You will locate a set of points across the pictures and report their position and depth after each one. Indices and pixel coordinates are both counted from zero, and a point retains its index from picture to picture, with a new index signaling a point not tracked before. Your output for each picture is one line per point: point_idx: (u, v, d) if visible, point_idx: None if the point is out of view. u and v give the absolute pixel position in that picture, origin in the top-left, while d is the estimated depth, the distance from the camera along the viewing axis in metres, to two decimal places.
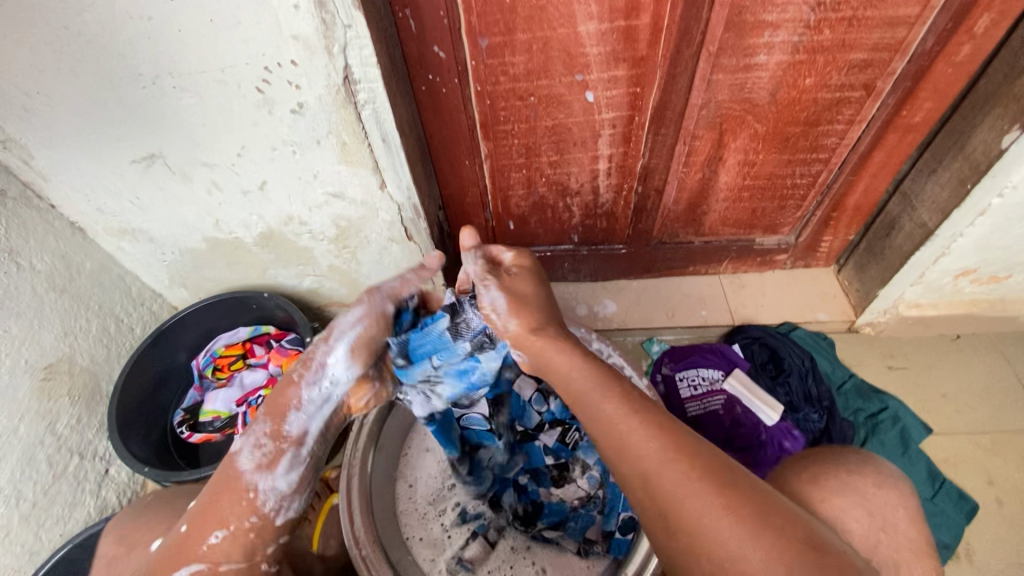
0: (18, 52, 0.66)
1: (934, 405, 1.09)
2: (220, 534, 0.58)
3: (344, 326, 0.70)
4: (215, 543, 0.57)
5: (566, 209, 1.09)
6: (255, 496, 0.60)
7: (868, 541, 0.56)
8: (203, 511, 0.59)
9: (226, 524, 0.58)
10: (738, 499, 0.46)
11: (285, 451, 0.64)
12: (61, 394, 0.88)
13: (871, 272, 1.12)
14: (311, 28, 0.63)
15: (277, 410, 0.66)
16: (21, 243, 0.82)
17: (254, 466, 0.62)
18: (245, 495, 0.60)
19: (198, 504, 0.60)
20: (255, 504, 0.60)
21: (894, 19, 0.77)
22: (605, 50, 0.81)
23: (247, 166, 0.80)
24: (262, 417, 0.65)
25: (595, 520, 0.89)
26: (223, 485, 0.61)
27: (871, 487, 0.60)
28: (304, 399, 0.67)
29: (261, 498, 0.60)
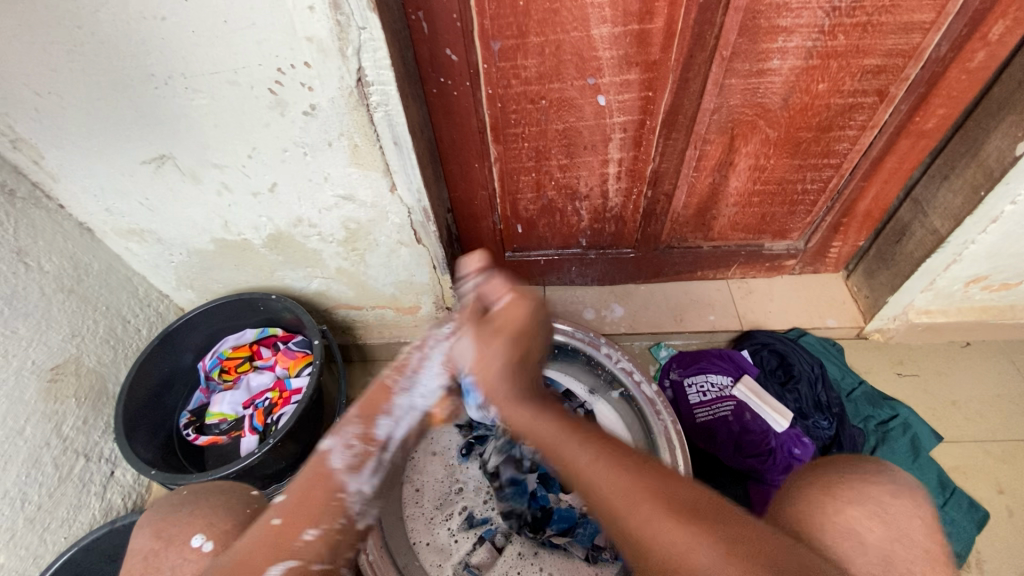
0: (32, 51, 0.65)
1: (944, 413, 1.09)
2: (314, 531, 0.50)
3: (440, 335, 0.69)
4: (309, 540, 0.50)
5: (575, 212, 1.09)
6: (344, 499, 0.54)
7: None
8: (295, 505, 0.52)
9: (320, 522, 0.51)
10: (679, 505, 0.42)
11: (371, 454, 0.59)
12: (67, 395, 0.88)
13: (881, 278, 1.11)
14: (325, 29, 0.63)
15: (368, 413, 0.62)
16: (30, 243, 0.82)
17: (344, 464, 0.56)
18: (335, 496, 0.54)
19: (287, 497, 0.53)
20: (345, 506, 0.54)
21: (908, 25, 0.77)
22: (618, 54, 0.80)
23: (257, 168, 0.80)
24: (352, 419, 0.61)
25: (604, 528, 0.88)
26: (314, 480, 0.54)
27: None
28: (395, 407, 0.64)
29: (350, 501, 0.54)
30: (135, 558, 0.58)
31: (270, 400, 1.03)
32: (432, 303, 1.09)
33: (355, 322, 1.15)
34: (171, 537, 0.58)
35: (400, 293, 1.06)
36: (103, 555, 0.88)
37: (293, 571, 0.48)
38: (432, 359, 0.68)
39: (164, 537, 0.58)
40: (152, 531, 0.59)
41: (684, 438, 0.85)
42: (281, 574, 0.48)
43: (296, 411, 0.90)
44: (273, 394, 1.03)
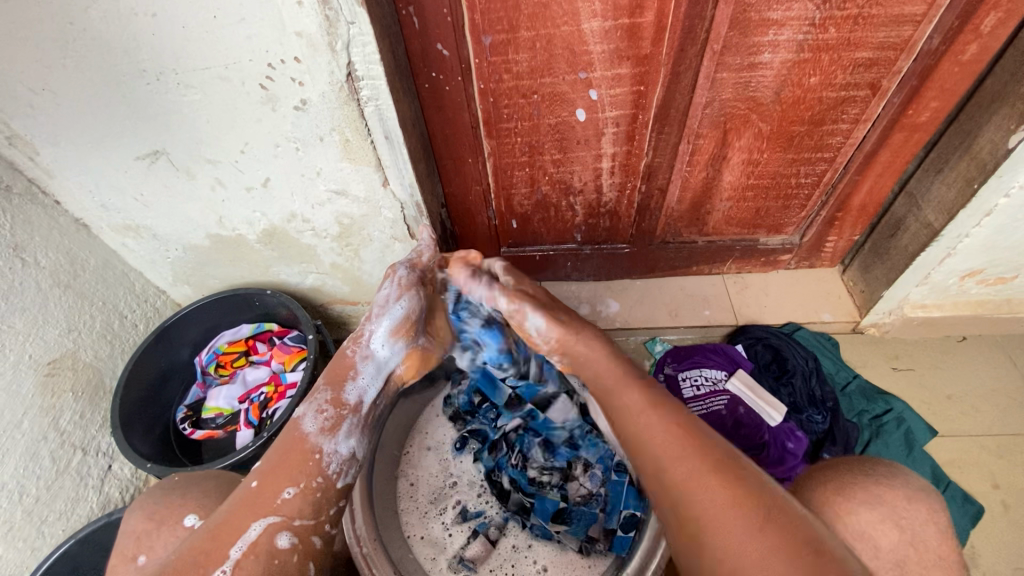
0: (24, 47, 0.66)
1: (939, 407, 1.09)
2: (292, 491, 0.60)
3: (381, 304, 0.74)
4: (288, 498, 0.60)
5: (569, 207, 1.09)
6: (320, 458, 0.64)
7: (879, 545, 0.55)
8: (274, 468, 0.62)
9: (298, 481, 0.61)
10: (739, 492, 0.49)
11: (344, 419, 0.69)
12: (64, 389, 0.89)
13: (876, 272, 1.11)
14: (315, 24, 0.63)
15: (336, 379, 0.72)
16: (26, 239, 0.82)
17: (319, 428, 0.66)
18: (313, 456, 0.64)
19: (265, 464, 0.63)
20: (321, 465, 0.64)
21: (899, 18, 0.77)
22: (609, 48, 0.81)
23: (251, 163, 0.81)
24: (324, 386, 0.71)
25: (595, 519, 0.88)
26: (292, 443, 0.64)
27: (887, 494, 0.58)
28: (360, 369, 0.73)
29: (325, 459, 0.64)
30: (129, 537, 0.64)
31: (265, 394, 1.03)
32: None
33: (351, 317, 1.15)
34: (162, 518, 0.64)
35: None
36: (100, 548, 0.88)
37: (275, 524, 0.57)
38: (378, 330, 0.74)
39: (155, 518, 0.64)
40: (143, 514, 0.65)
41: None
42: (263, 527, 0.57)
43: (291, 406, 0.91)
44: (268, 389, 1.04)
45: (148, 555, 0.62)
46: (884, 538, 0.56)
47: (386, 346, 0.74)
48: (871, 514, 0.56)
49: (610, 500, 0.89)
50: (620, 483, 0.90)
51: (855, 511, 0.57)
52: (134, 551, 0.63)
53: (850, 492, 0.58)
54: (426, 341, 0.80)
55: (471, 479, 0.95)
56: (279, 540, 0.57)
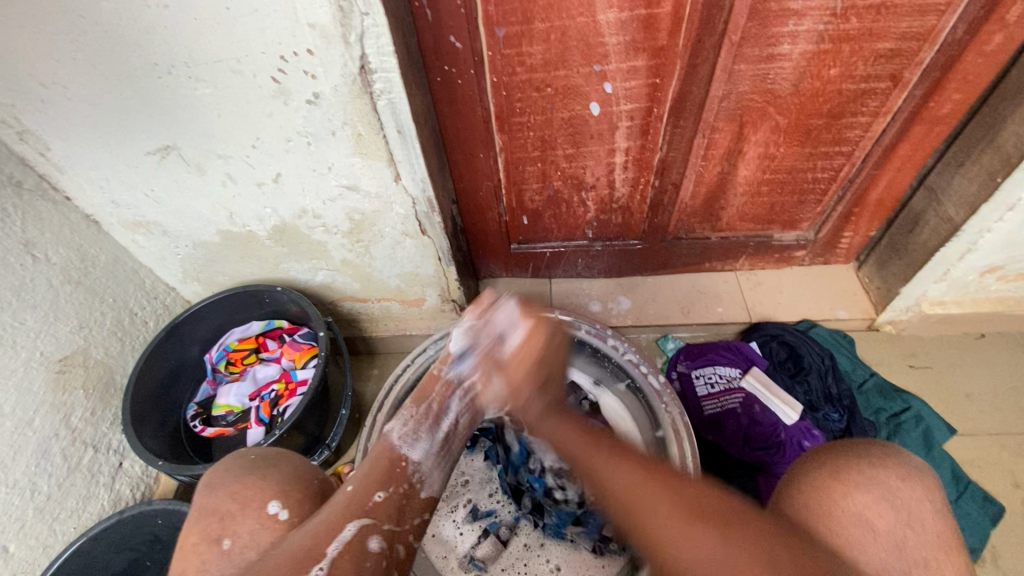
0: (34, 40, 0.65)
1: (958, 405, 1.07)
2: (383, 494, 0.55)
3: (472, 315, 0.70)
4: (380, 501, 0.54)
5: (581, 203, 1.08)
6: (407, 466, 0.57)
7: (875, 527, 0.50)
8: (366, 473, 0.57)
9: (389, 484, 0.55)
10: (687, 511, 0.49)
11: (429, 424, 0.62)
12: (75, 386, 0.88)
13: (893, 268, 1.09)
14: (328, 15, 0.62)
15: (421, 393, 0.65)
16: (37, 235, 0.82)
17: (401, 435, 0.60)
18: (398, 464, 0.57)
19: (358, 470, 0.58)
20: (407, 472, 0.57)
21: (924, 7, 0.75)
22: (624, 40, 0.79)
23: (262, 158, 0.80)
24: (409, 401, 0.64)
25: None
26: (380, 452, 0.59)
27: (880, 474, 0.52)
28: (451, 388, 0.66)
29: (413, 468, 0.58)
30: None
31: (276, 391, 1.03)
32: (437, 295, 1.08)
33: (361, 315, 1.14)
34: (245, 500, 0.58)
35: (405, 285, 1.05)
36: (112, 546, 0.88)
37: (367, 527, 0.51)
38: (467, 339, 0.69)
39: None
40: (225, 493, 0.59)
41: (693, 433, 0.83)
42: (357, 529, 0.51)
43: (302, 403, 0.90)
44: (279, 385, 1.03)
45: (234, 539, 0.56)
46: (880, 520, 0.50)
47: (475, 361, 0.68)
48: (863, 495, 0.51)
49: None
50: None
51: (851, 494, 0.51)
52: (216, 534, 0.57)
53: (844, 475, 0.52)
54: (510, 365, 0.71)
55: (483, 478, 0.94)
56: (370, 543, 0.51)
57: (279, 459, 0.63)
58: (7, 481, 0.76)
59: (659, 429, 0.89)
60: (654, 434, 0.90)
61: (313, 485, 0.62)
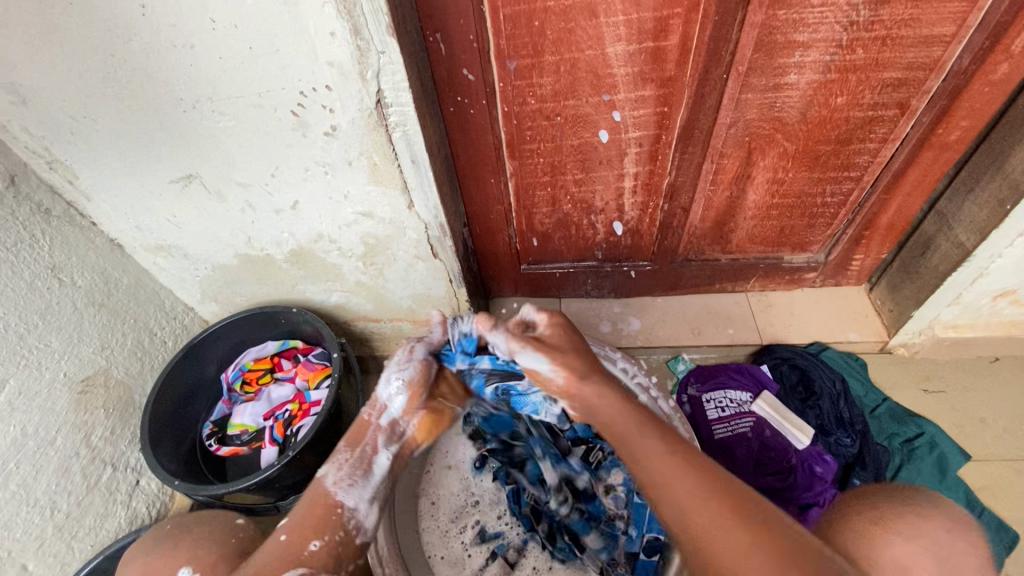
0: (68, 78, 0.69)
1: (973, 430, 1.05)
2: (317, 543, 0.61)
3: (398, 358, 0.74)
4: (315, 549, 0.61)
5: (591, 226, 1.09)
6: (342, 513, 0.65)
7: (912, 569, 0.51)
8: (299, 521, 0.63)
9: (323, 534, 0.62)
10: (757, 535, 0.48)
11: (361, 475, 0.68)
12: (96, 406, 0.91)
13: (905, 292, 1.09)
14: (346, 54, 0.65)
15: (355, 433, 0.72)
16: (64, 259, 0.85)
17: (337, 485, 0.66)
18: (335, 511, 0.64)
19: (291, 518, 0.63)
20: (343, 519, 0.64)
21: (929, 38, 0.76)
22: (633, 71, 0.81)
23: (280, 186, 0.82)
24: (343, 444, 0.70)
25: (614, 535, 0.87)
26: (313, 500, 0.65)
27: (927, 525, 0.54)
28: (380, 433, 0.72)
29: (347, 515, 0.65)
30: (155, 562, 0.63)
31: (290, 412, 1.04)
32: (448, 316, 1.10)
33: (372, 334, 1.16)
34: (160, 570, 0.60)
35: (417, 306, 1.07)
36: None
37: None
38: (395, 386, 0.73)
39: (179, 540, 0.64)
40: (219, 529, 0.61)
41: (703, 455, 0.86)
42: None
43: (316, 423, 0.92)
44: (294, 406, 1.05)
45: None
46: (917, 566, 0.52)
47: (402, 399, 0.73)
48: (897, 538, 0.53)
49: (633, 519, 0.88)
50: (641, 505, 0.89)
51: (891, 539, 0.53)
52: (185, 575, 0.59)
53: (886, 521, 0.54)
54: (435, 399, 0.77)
55: (493, 499, 0.95)
56: None
57: (194, 523, 0.66)
58: (29, 500, 0.78)
59: None
60: None
61: (230, 544, 0.63)
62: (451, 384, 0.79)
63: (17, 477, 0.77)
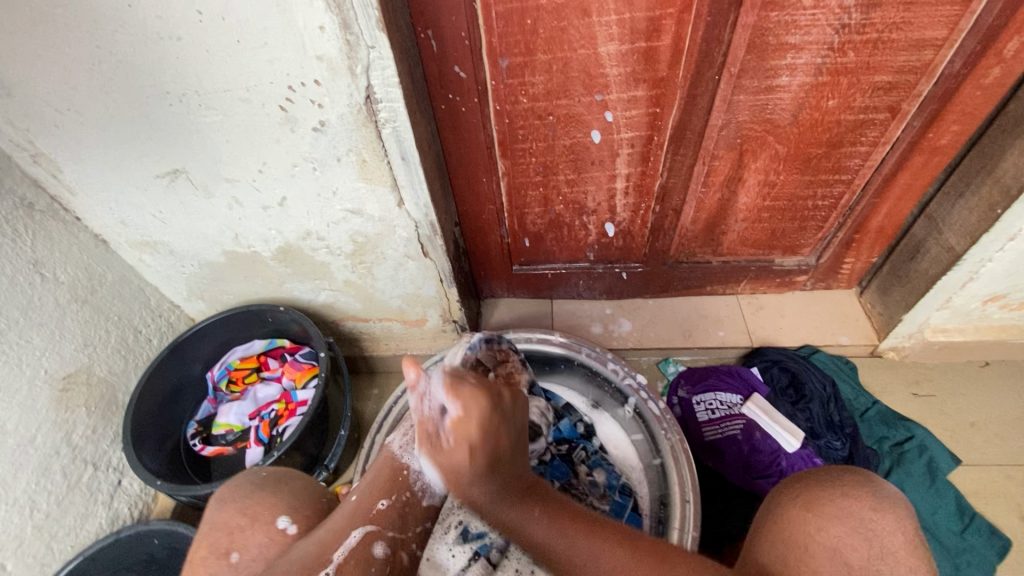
0: (51, 69, 0.67)
1: (962, 435, 1.06)
2: (386, 502, 0.61)
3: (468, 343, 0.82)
4: (383, 509, 0.60)
5: (583, 226, 1.09)
6: (410, 475, 0.63)
7: (848, 560, 0.49)
8: (369, 486, 0.63)
9: (392, 493, 0.62)
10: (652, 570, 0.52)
11: None
12: (78, 404, 0.89)
13: (895, 295, 1.09)
14: (335, 48, 0.64)
15: (425, 406, 0.75)
16: (46, 254, 0.84)
17: (404, 443, 0.68)
18: (401, 473, 0.64)
19: (363, 484, 0.64)
20: (409, 479, 0.63)
21: (920, 42, 0.76)
22: (625, 71, 0.81)
23: (268, 182, 0.81)
24: (414, 415, 0.73)
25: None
26: (383, 463, 0.65)
27: (851, 505, 0.52)
28: None
29: (414, 477, 0.63)
30: None
31: (276, 411, 1.03)
32: (439, 315, 1.09)
33: (362, 334, 1.15)
34: (255, 515, 0.62)
35: (407, 305, 1.06)
36: (108, 564, 0.89)
37: (372, 531, 0.57)
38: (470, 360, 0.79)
39: None
40: (237, 508, 0.63)
41: (693, 460, 0.84)
42: (362, 535, 0.56)
43: (302, 424, 0.91)
44: (279, 406, 1.04)
45: (241, 553, 0.59)
46: (852, 551, 0.49)
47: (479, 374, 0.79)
48: (835, 527, 0.50)
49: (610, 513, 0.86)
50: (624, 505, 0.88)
51: (823, 526, 0.50)
52: (227, 546, 0.60)
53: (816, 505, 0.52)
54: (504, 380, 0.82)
55: None
56: (375, 549, 0.56)
57: (288, 477, 0.68)
58: (7, 499, 0.77)
59: (657, 457, 0.90)
60: (650, 462, 0.91)
61: (321, 502, 0.66)
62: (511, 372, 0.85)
63: None
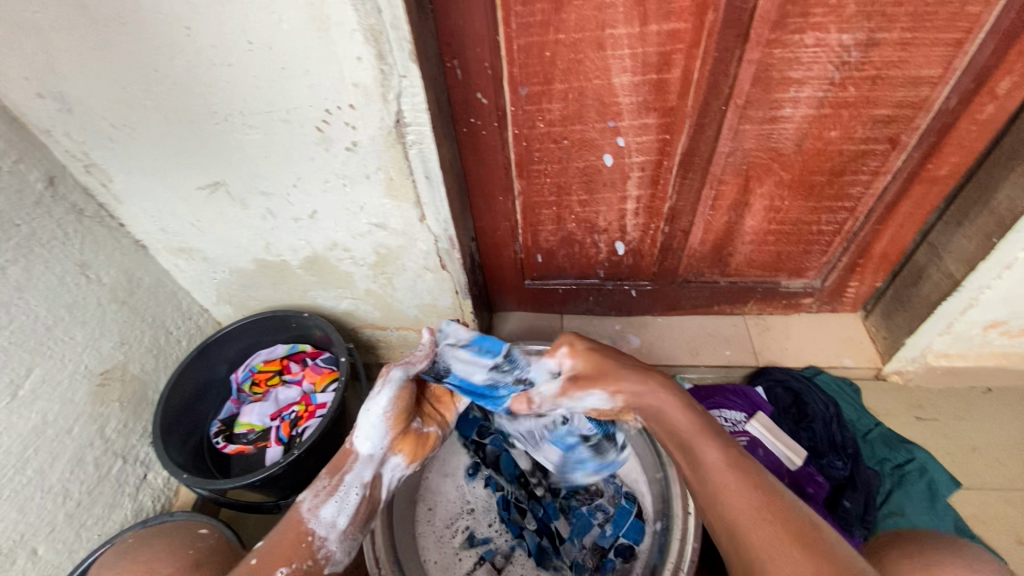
0: (112, 91, 0.74)
1: (964, 459, 1.07)
2: (284, 571, 0.63)
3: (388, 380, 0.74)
4: None
5: (594, 244, 1.13)
6: (313, 541, 0.67)
7: None
8: (271, 546, 0.65)
9: (292, 560, 0.64)
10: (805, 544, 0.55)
11: (339, 491, 0.72)
12: (112, 400, 0.95)
13: (898, 320, 1.12)
14: (370, 77, 0.70)
15: (337, 464, 0.74)
16: (92, 257, 0.90)
17: (310, 507, 0.69)
18: (303, 540, 0.67)
19: (265, 543, 0.66)
20: (313, 548, 0.66)
21: (917, 79, 0.81)
22: (637, 100, 0.86)
23: (300, 196, 0.87)
24: (324, 472, 0.73)
25: (591, 531, 0.92)
26: (289, 527, 0.67)
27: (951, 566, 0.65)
28: (355, 462, 0.74)
29: (317, 544, 0.67)
30: None
31: (297, 412, 1.07)
32: None
33: (379, 342, 1.20)
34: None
35: (423, 315, 1.11)
36: None
37: None
38: (377, 399, 0.73)
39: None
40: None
41: None
42: None
43: (320, 426, 0.95)
44: (300, 407, 1.08)
45: None
46: None
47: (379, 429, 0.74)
48: None
49: (613, 518, 0.91)
50: (628, 510, 0.91)
51: None
52: None
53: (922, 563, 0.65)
54: (417, 424, 0.79)
55: (485, 506, 0.97)
56: None
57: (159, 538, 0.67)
58: (44, 486, 0.82)
59: (661, 469, 0.87)
60: (655, 475, 0.89)
61: (188, 556, 0.69)
62: (432, 405, 0.83)
63: (34, 463, 0.81)
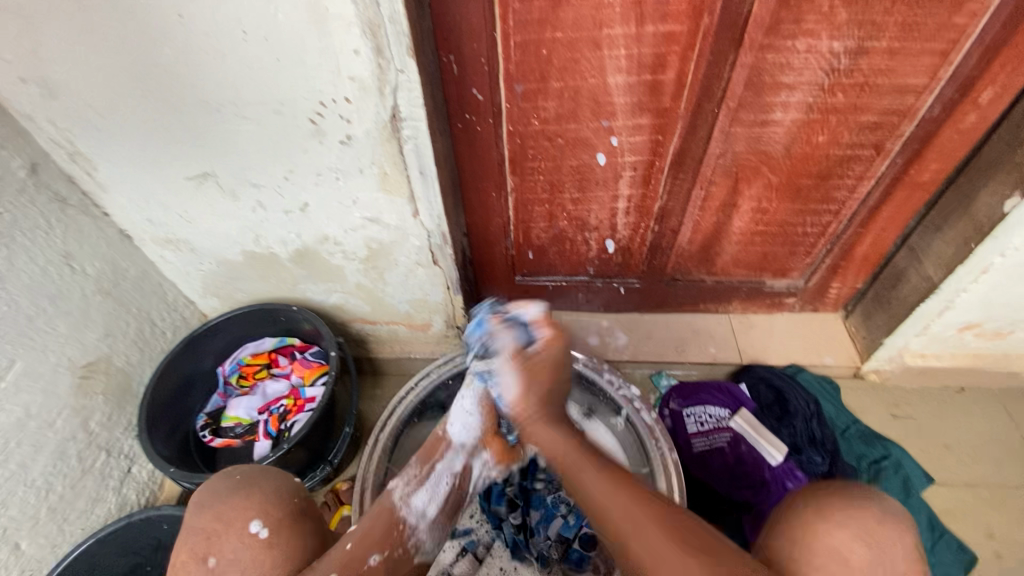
0: (99, 77, 0.73)
1: (936, 455, 1.11)
2: (377, 557, 0.65)
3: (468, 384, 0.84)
4: (373, 565, 0.64)
5: (584, 242, 1.14)
6: (405, 529, 0.70)
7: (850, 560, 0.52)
8: (361, 537, 0.66)
9: (382, 549, 0.66)
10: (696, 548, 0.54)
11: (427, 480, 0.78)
12: (96, 392, 0.93)
13: (877, 320, 1.15)
14: (367, 70, 0.69)
15: (429, 456, 0.81)
16: (76, 247, 0.88)
17: (400, 495, 0.74)
18: (397, 527, 0.69)
19: (355, 531, 0.67)
20: (404, 536, 0.70)
21: (903, 87, 0.83)
22: (632, 101, 0.87)
23: (292, 189, 0.86)
24: (414, 462, 0.80)
25: (556, 522, 0.93)
26: (378, 519, 0.69)
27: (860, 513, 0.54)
28: (445, 456, 0.82)
29: (408, 533, 0.70)
30: (196, 535, 0.58)
31: (285, 406, 1.07)
32: (443, 321, 1.14)
33: (368, 336, 1.19)
34: (228, 519, 0.58)
35: (413, 310, 1.11)
36: (116, 550, 0.92)
37: None
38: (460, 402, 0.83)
39: (223, 518, 0.58)
40: (210, 513, 0.59)
41: (681, 468, 0.89)
42: None
43: (310, 420, 0.95)
44: (289, 402, 1.07)
45: (218, 558, 0.56)
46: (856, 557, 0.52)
47: (468, 428, 0.82)
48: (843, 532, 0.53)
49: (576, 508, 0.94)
50: None
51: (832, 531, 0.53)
52: (204, 551, 0.57)
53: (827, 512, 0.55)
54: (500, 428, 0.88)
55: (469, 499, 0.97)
56: None
57: (258, 477, 0.63)
58: (26, 480, 0.80)
59: (645, 465, 0.94)
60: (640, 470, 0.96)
61: (294, 503, 0.62)
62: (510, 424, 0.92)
63: (16, 456, 0.79)
